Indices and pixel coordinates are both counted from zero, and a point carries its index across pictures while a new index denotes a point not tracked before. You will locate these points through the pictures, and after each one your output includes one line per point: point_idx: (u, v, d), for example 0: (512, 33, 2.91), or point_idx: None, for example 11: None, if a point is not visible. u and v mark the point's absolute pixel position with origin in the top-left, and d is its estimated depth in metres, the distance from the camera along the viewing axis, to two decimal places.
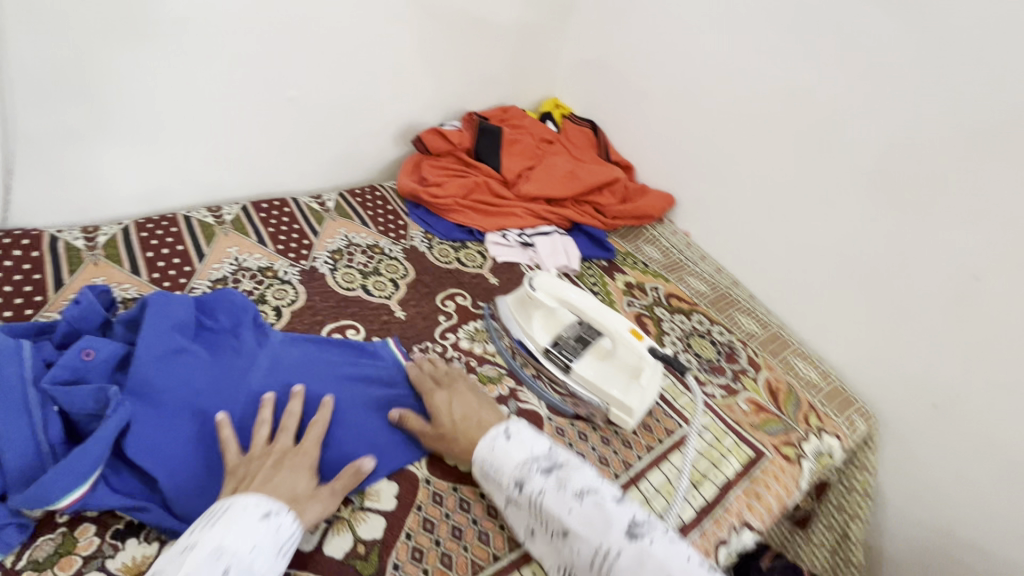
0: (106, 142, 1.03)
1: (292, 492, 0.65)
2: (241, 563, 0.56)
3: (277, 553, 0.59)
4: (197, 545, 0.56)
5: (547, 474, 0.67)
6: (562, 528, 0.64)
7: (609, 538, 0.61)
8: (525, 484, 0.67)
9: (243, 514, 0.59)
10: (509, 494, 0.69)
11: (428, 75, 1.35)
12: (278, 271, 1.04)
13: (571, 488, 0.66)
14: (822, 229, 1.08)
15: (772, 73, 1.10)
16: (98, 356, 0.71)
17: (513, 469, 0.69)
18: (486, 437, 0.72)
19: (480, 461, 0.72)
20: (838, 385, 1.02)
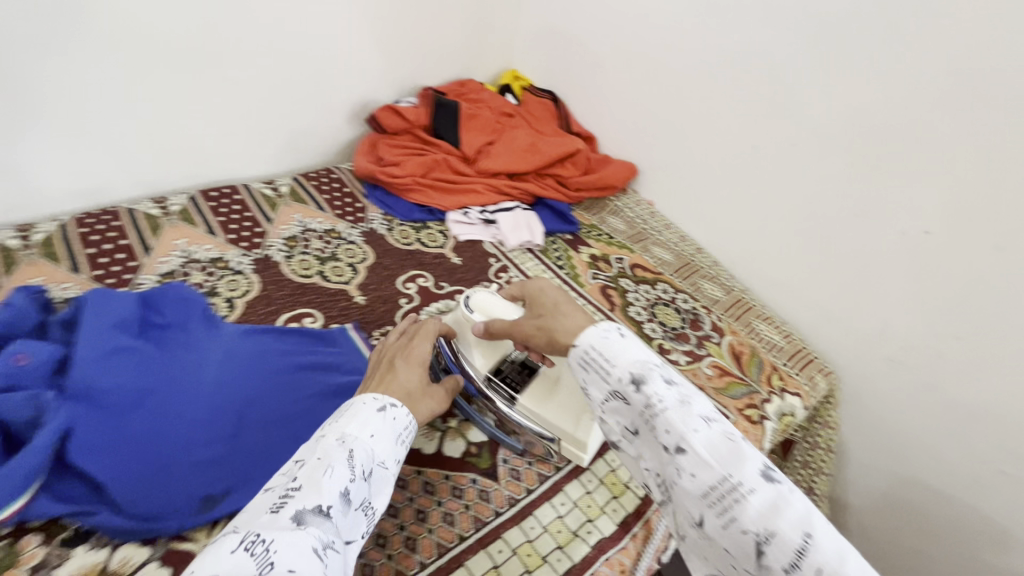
0: (28, 134, 0.96)
1: (407, 388, 0.63)
2: (365, 450, 0.53)
3: (396, 441, 0.57)
4: (325, 435, 0.53)
5: (670, 383, 0.52)
6: (677, 446, 0.48)
7: (741, 473, 0.46)
8: (644, 385, 0.51)
9: (363, 405, 0.57)
10: (614, 392, 0.53)
11: (378, 49, 1.29)
12: (230, 262, 1.00)
13: (698, 408, 0.50)
14: (780, 191, 1.08)
15: (728, 33, 1.08)
16: (33, 360, 0.68)
17: (629, 365, 0.53)
18: (598, 326, 0.56)
19: (585, 348, 0.56)
20: (801, 345, 1.03)
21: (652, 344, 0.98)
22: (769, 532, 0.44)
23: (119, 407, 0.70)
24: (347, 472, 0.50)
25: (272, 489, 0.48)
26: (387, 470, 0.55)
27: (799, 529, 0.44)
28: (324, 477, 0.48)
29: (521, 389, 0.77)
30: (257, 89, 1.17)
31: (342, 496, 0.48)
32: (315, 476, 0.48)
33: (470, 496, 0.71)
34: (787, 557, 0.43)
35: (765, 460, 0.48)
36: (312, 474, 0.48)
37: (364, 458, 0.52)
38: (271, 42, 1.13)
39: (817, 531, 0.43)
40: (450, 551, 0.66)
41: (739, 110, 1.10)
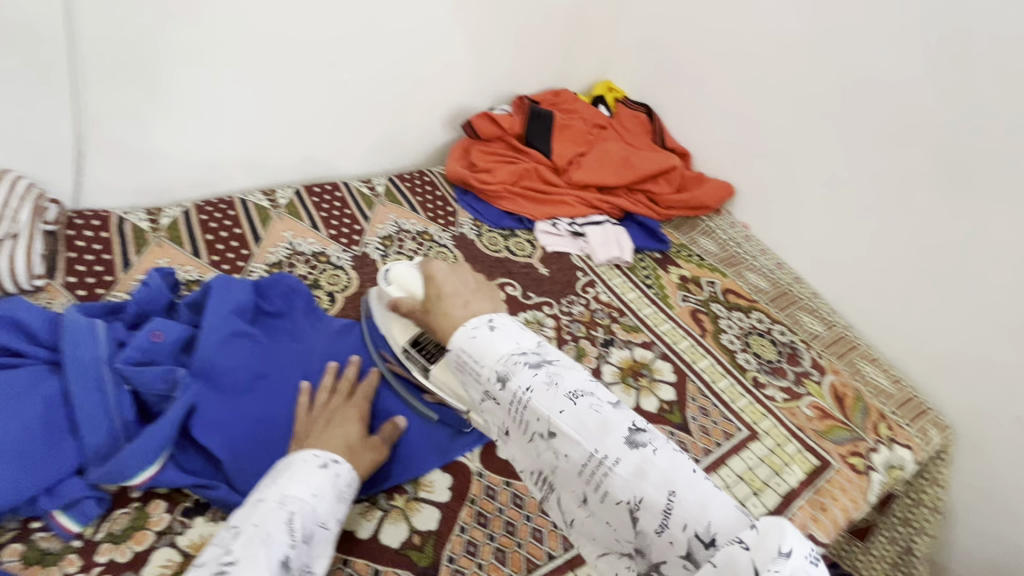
0: (167, 124, 1.05)
1: (347, 442, 0.64)
2: (305, 510, 0.53)
3: (338, 498, 0.58)
4: (263, 498, 0.53)
5: (537, 368, 0.51)
6: (547, 431, 0.49)
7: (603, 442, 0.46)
8: (508, 380, 0.51)
9: (301, 465, 0.57)
10: (486, 393, 0.53)
11: (480, 56, 1.32)
12: (331, 256, 1.05)
13: (565, 386, 0.50)
14: (901, 225, 1.01)
15: (857, 52, 1.02)
16: (166, 338, 0.73)
17: (495, 362, 0.53)
18: (465, 327, 0.56)
19: (456, 353, 0.56)
20: (911, 392, 0.95)
21: (746, 375, 0.94)
22: (638, 498, 0.44)
23: (234, 389, 0.74)
24: (286, 539, 0.50)
25: (207, 562, 0.48)
26: (329, 528, 0.56)
27: (663, 488, 0.43)
28: (263, 549, 0.48)
29: (434, 359, 0.76)
30: (365, 90, 1.22)
31: (280, 564, 0.48)
32: (252, 549, 0.48)
33: None
34: (657, 520, 0.43)
35: (631, 421, 0.48)
36: (248, 545, 0.48)
37: (306, 519, 0.53)
38: (383, 46, 1.18)
39: (682, 486, 0.43)
40: (539, 569, 0.65)
41: (861, 135, 1.04)
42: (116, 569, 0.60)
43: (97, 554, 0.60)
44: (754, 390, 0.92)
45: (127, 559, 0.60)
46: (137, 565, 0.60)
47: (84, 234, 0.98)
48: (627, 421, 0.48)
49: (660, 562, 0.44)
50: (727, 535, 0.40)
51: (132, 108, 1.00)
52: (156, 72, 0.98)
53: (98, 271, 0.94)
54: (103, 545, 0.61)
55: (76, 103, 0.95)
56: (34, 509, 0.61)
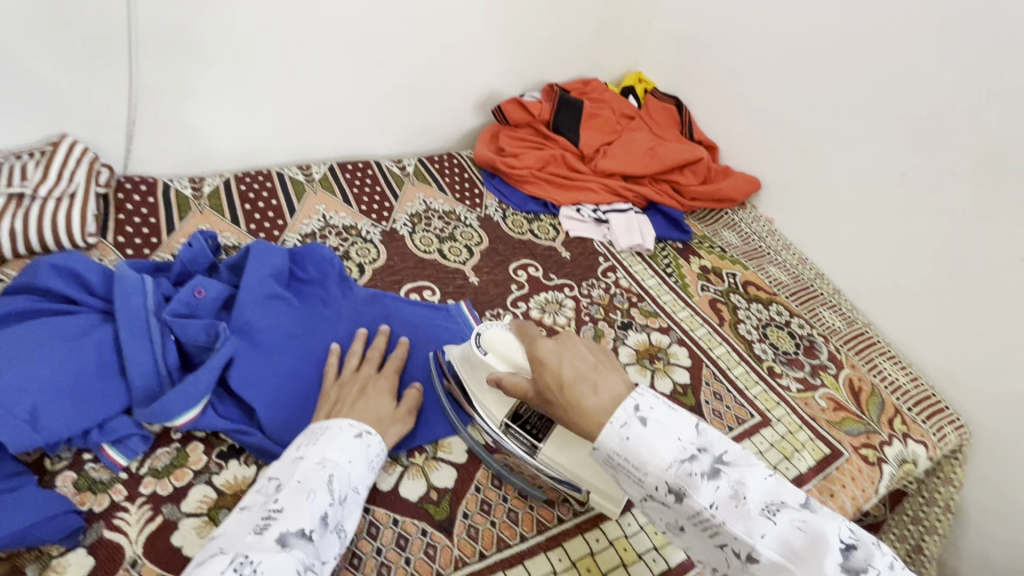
0: (215, 99, 1.10)
1: (378, 414, 0.69)
2: (342, 473, 0.59)
3: (369, 467, 0.63)
4: (304, 458, 0.59)
5: (715, 479, 0.50)
6: (746, 552, 0.48)
7: (813, 564, 0.46)
8: (686, 498, 0.49)
9: (340, 432, 0.63)
10: (654, 497, 0.52)
11: (513, 42, 1.34)
12: (361, 230, 1.09)
13: (752, 499, 0.49)
14: (929, 223, 1.00)
15: (893, 48, 1.01)
16: (208, 295, 0.78)
17: (664, 473, 0.50)
18: (613, 426, 0.53)
19: (610, 456, 0.53)
20: (929, 390, 0.95)
21: (761, 365, 0.95)
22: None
23: (269, 346, 0.79)
24: (326, 496, 0.56)
25: (253, 508, 0.54)
26: (360, 493, 0.61)
27: None
28: (307, 502, 0.54)
29: (542, 437, 0.68)
30: (400, 72, 1.25)
31: (320, 519, 0.54)
32: (297, 500, 0.54)
33: None
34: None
35: (830, 530, 0.48)
36: (294, 498, 0.54)
37: (342, 482, 0.59)
38: (420, 29, 1.20)
39: None
40: (549, 530, 0.68)
41: (893, 131, 1.03)
42: (157, 501, 0.64)
43: (140, 485, 0.65)
44: (769, 379, 0.92)
45: (167, 492, 0.65)
46: (176, 498, 0.65)
47: (132, 198, 1.04)
48: (829, 532, 0.48)
49: None
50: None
51: (179, 82, 1.05)
52: (206, 48, 1.03)
53: (145, 233, 1.00)
54: (147, 478, 0.66)
55: (130, 75, 1.00)
56: (86, 442, 0.67)
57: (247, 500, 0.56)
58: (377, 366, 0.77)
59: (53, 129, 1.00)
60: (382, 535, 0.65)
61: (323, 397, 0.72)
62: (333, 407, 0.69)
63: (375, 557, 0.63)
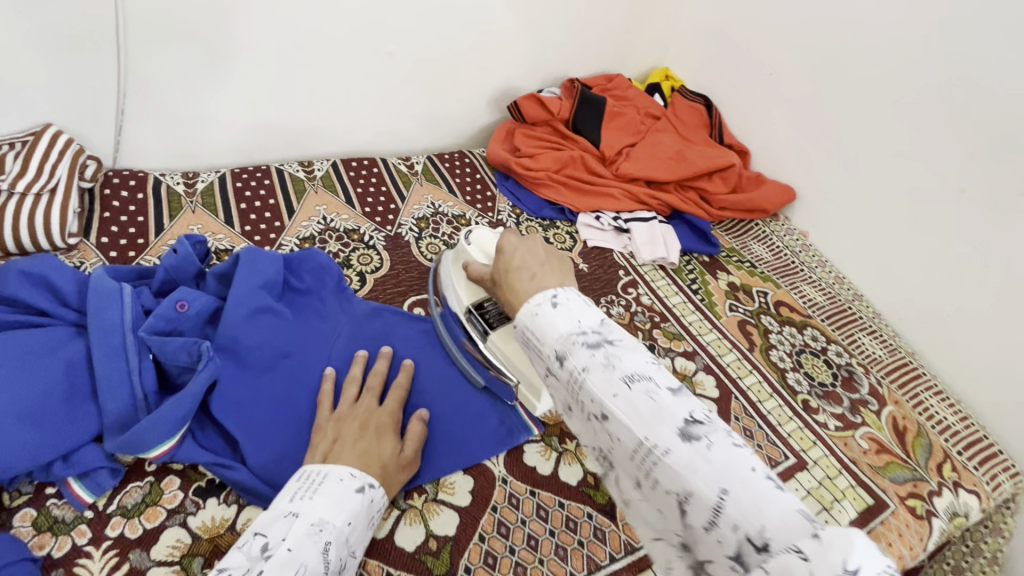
0: (210, 89, 1.02)
1: (381, 458, 0.63)
2: (339, 539, 0.53)
3: (368, 524, 0.58)
4: (299, 516, 0.53)
5: (595, 348, 0.44)
6: (600, 414, 0.42)
7: (657, 434, 0.39)
8: (564, 360, 0.45)
9: (338, 485, 0.57)
10: (546, 370, 0.48)
11: (532, 34, 1.24)
12: (364, 235, 1.01)
13: (623, 369, 0.42)
14: (988, 248, 0.91)
15: (960, 50, 0.90)
16: (192, 309, 0.71)
17: (553, 339, 0.46)
18: (529, 302, 0.50)
19: (521, 331, 0.50)
20: (982, 433, 0.86)
21: (795, 398, 0.86)
22: (687, 493, 0.38)
23: (258, 368, 0.72)
24: (319, 569, 0.50)
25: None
26: (355, 558, 0.56)
27: (716, 486, 0.37)
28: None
29: (493, 326, 0.71)
30: (411, 63, 1.17)
31: None
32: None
33: (584, 532, 0.66)
34: (708, 519, 0.37)
35: (695, 412, 0.40)
36: (281, 571, 0.48)
37: (338, 549, 0.53)
38: (432, 17, 1.12)
39: (738, 486, 0.36)
40: None
41: (952, 144, 0.93)
42: (125, 545, 0.57)
43: (107, 527, 0.58)
44: (804, 415, 0.84)
45: (136, 536, 0.58)
46: (146, 544, 0.58)
47: (120, 193, 0.97)
48: (690, 412, 0.40)
49: (706, 559, 0.38)
50: (783, 542, 0.33)
51: (173, 70, 0.97)
52: (201, 34, 0.95)
53: (132, 233, 0.93)
54: (115, 518, 0.59)
55: (119, 61, 0.92)
56: (49, 475, 0.60)
57: (226, 559, 0.50)
58: (378, 397, 0.70)
59: (35, 119, 0.93)
60: None
61: (317, 432, 0.65)
62: (332, 446, 0.63)
63: None
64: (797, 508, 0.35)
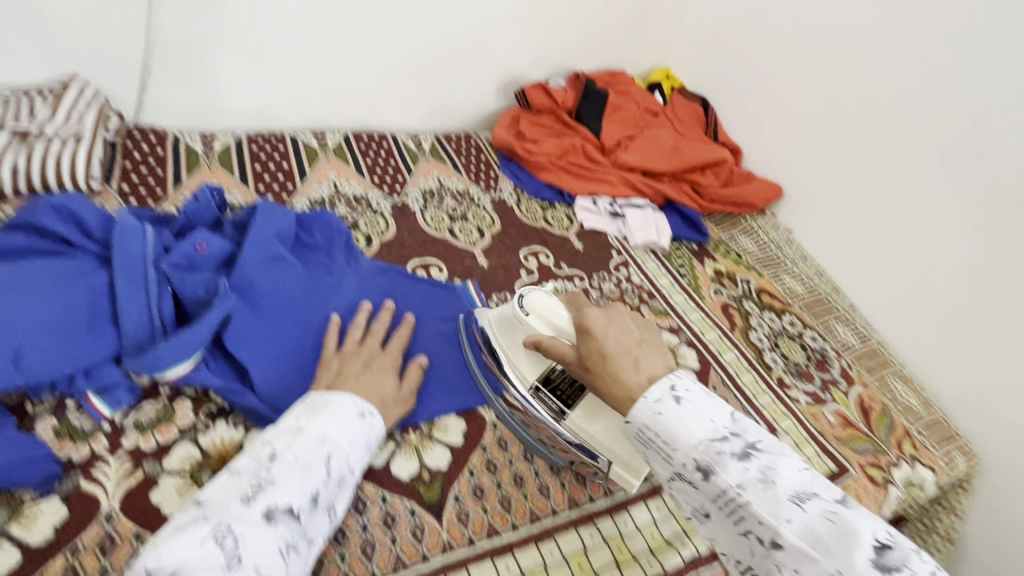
0: (232, 55, 1.07)
1: (382, 393, 0.66)
2: (340, 453, 0.55)
3: (368, 449, 0.60)
4: (304, 430, 0.55)
5: (745, 460, 0.46)
6: (771, 539, 0.44)
7: (846, 563, 0.41)
8: (713, 475, 0.46)
9: (342, 409, 0.59)
10: (679, 476, 0.49)
11: (541, 25, 1.30)
12: (372, 202, 1.06)
13: (783, 486, 0.45)
14: (955, 245, 0.97)
15: (940, 57, 0.96)
16: (210, 251, 0.75)
17: (693, 449, 0.47)
18: (647, 398, 0.51)
19: (641, 429, 0.51)
20: (941, 416, 0.93)
21: (771, 374, 0.92)
22: None
23: (268, 310, 0.76)
24: (322, 475, 0.52)
25: (242, 475, 0.50)
26: (354, 476, 0.58)
27: None
28: (300, 479, 0.51)
29: (571, 403, 0.68)
30: (425, 45, 1.22)
31: (311, 498, 0.51)
32: (290, 475, 0.50)
33: (567, 475, 0.70)
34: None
35: (877, 533, 0.42)
36: (288, 472, 0.50)
37: (339, 462, 0.55)
38: (447, 2, 1.17)
39: None
40: (541, 522, 0.66)
41: (926, 147, 0.99)
42: (139, 455, 0.62)
43: (123, 438, 0.62)
44: (777, 389, 0.90)
45: (150, 448, 0.62)
46: (158, 455, 0.62)
47: (140, 147, 1.02)
48: (867, 531, 0.42)
49: None
50: None
51: (197, 33, 1.02)
52: (229, 3, 1.00)
53: (151, 184, 0.97)
54: (129, 432, 0.63)
55: (147, 20, 0.97)
56: (71, 388, 0.64)
57: (236, 462, 0.52)
58: (381, 342, 0.74)
59: (64, 70, 0.97)
60: (369, 512, 0.62)
61: (322, 367, 0.69)
62: (336, 378, 0.66)
63: (360, 534, 0.60)
64: None
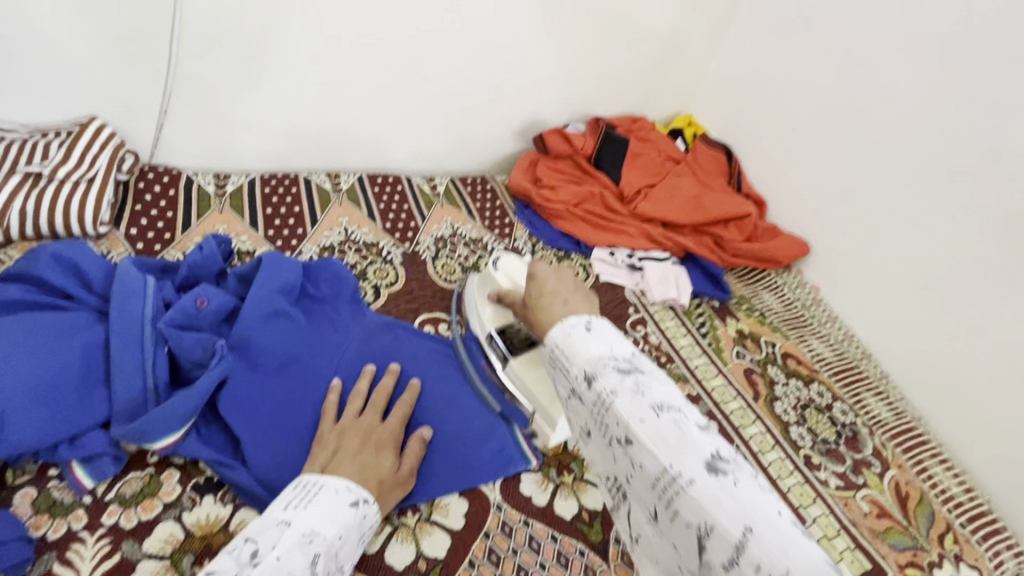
0: (250, 97, 1.07)
1: (379, 475, 0.62)
2: (328, 552, 0.52)
3: (357, 544, 0.57)
4: (291, 525, 0.52)
5: (625, 373, 0.47)
6: (624, 438, 0.44)
7: (681, 463, 0.41)
8: (594, 380, 0.47)
9: (333, 499, 0.56)
10: (572, 390, 0.50)
11: (565, 71, 1.29)
12: (382, 249, 1.03)
13: (651, 396, 0.45)
14: (999, 319, 0.92)
15: (982, 122, 0.92)
16: (211, 306, 0.72)
17: (585, 361, 0.49)
18: (564, 322, 0.53)
19: (551, 349, 0.53)
20: (986, 507, 0.85)
21: (797, 453, 0.86)
22: (709, 526, 0.39)
23: (267, 369, 0.72)
24: None
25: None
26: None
27: (740, 523, 0.38)
28: None
29: (515, 352, 0.74)
30: (445, 90, 1.21)
31: None
32: None
33: (575, 570, 0.65)
34: (728, 556, 0.38)
35: (719, 449, 0.42)
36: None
37: (326, 563, 0.52)
38: (470, 49, 1.17)
39: (762, 526, 0.38)
40: None
41: (967, 214, 0.95)
42: (118, 535, 0.58)
43: (103, 514, 0.59)
44: (805, 469, 0.84)
45: (131, 526, 0.59)
46: (139, 535, 0.58)
47: (153, 189, 1.01)
48: (713, 447, 0.42)
49: None
50: None
51: (218, 77, 1.02)
52: (252, 48, 1.01)
53: (160, 227, 0.96)
54: (111, 506, 0.60)
55: (170, 64, 0.97)
56: (54, 456, 0.61)
57: (215, 562, 0.48)
58: (381, 414, 0.70)
59: (83, 111, 0.97)
60: None
61: (317, 442, 0.65)
62: (331, 458, 0.62)
63: None
64: (820, 556, 0.36)
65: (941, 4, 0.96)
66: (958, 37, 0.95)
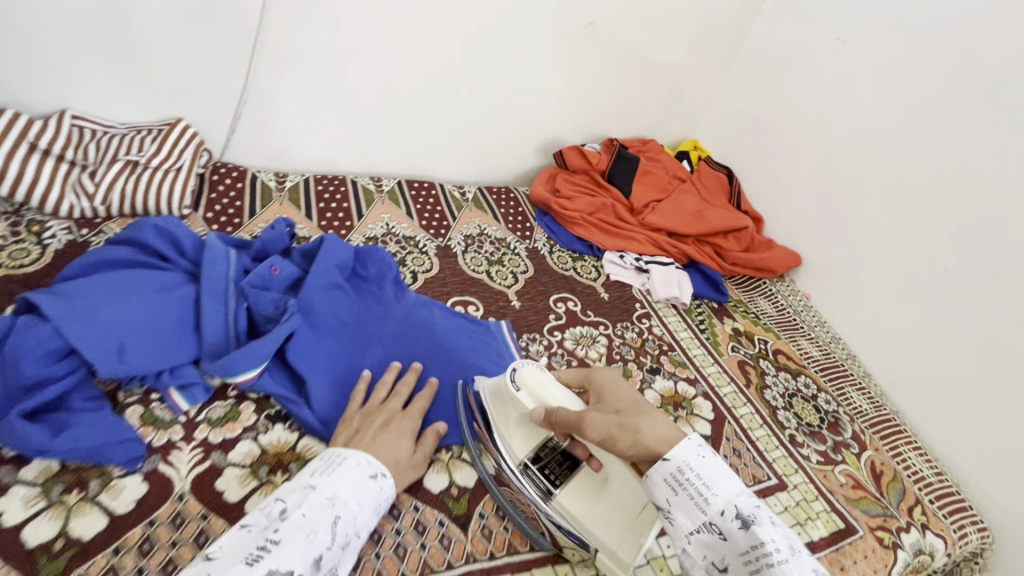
0: (310, 107, 1.23)
1: (397, 457, 0.69)
2: (348, 516, 0.58)
3: (376, 512, 0.63)
4: (317, 489, 0.59)
5: (775, 523, 0.53)
6: None
7: None
8: (753, 526, 0.52)
9: (354, 468, 0.63)
10: (710, 521, 0.53)
11: (584, 96, 1.45)
12: (419, 242, 1.17)
13: (801, 553, 0.51)
14: (967, 322, 1.03)
15: (951, 148, 1.06)
16: (281, 274, 0.86)
17: (732, 501, 0.53)
18: (692, 443, 0.57)
19: (682, 472, 0.55)
20: (953, 488, 0.95)
21: (783, 431, 0.96)
22: None
23: (325, 329, 0.85)
24: (327, 538, 0.55)
25: (253, 530, 0.54)
26: (359, 539, 0.60)
27: None
28: (306, 541, 0.53)
29: (559, 483, 0.70)
30: (477, 109, 1.37)
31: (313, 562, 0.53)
32: (298, 536, 0.53)
33: None
34: None
35: None
36: (294, 533, 0.53)
37: (346, 524, 0.58)
38: (501, 74, 1.33)
39: None
40: None
41: (938, 229, 1.07)
42: (208, 446, 0.70)
43: (196, 430, 0.71)
44: (789, 446, 0.94)
45: (218, 441, 0.71)
46: (226, 447, 0.70)
47: (223, 182, 1.16)
48: None
49: None
50: None
51: (284, 89, 1.17)
52: (315, 65, 1.16)
53: (230, 214, 1.10)
54: (201, 426, 0.72)
55: (247, 77, 1.13)
56: (156, 382, 0.73)
57: (249, 517, 0.56)
58: (403, 404, 0.77)
59: (170, 112, 1.13)
60: (403, 518, 0.69)
61: (342, 421, 0.73)
62: (353, 436, 0.70)
63: (394, 537, 0.67)
64: None
65: (915, 48, 1.11)
66: (928, 76, 1.09)
